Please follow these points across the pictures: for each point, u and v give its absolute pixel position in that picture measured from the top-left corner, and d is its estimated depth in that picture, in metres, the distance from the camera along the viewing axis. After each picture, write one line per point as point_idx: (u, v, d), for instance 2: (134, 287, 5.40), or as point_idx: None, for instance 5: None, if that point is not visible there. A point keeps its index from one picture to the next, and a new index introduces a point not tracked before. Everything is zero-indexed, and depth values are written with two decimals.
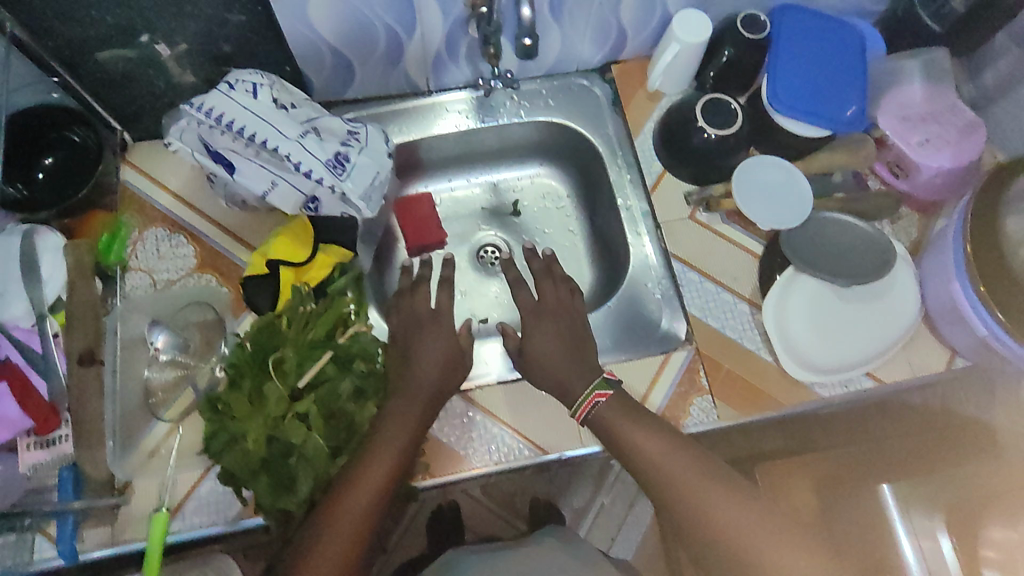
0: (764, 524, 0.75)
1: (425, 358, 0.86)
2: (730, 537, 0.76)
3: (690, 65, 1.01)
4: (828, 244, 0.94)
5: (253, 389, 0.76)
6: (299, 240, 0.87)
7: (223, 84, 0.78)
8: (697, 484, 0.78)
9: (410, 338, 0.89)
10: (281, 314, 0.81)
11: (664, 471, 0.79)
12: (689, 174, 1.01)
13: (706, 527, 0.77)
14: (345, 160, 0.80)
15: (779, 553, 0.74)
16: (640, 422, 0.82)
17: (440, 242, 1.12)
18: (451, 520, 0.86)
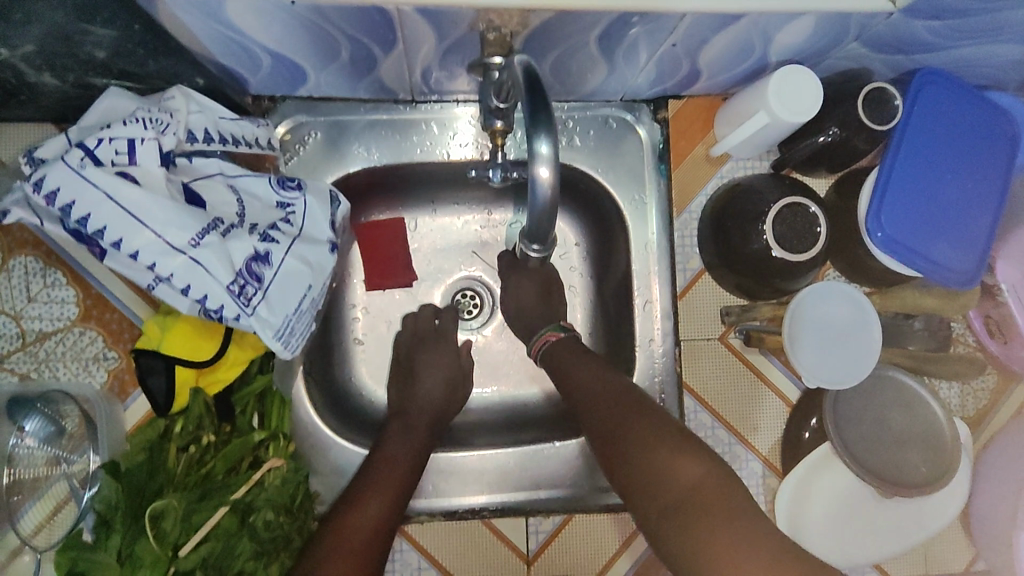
0: (669, 439, 0.63)
1: (428, 378, 0.81)
2: (635, 455, 0.63)
3: (774, 137, 0.74)
4: (881, 426, 0.75)
5: (123, 548, 0.59)
6: (204, 332, 0.66)
7: (77, 150, 0.52)
8: (604, 404, 0.68)
9: (412, 357, 0.84)
10: (173, 437, 0.64)
11: (580, 390, 0.71)
12: (733, 283, 0.78)
13: (614, 443, 0.66)
14: (261, 273, 0.58)
15: (680, 464, 0.61)
16: (581, 351, 0.75)
17: (407, 283, 0.89)
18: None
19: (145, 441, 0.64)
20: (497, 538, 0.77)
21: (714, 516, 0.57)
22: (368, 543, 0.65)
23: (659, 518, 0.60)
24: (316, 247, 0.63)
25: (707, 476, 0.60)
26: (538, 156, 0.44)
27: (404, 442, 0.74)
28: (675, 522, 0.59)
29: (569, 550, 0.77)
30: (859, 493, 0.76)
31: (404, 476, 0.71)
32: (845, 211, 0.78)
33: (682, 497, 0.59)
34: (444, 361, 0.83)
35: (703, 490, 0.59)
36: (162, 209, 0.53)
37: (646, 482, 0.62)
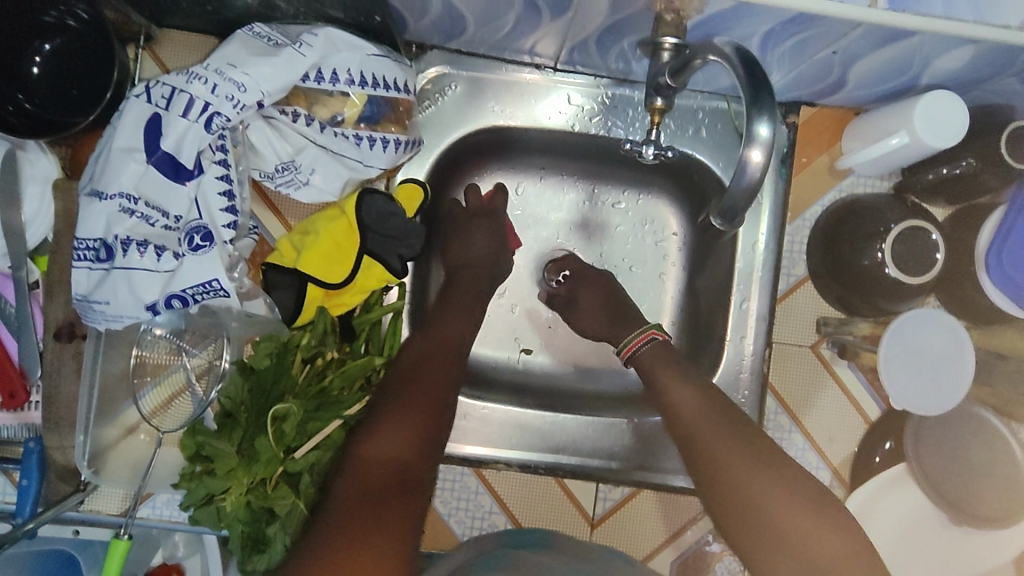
0: (781, 480, 0.61)
1: (475, 236, 0.83)
2: (747, 494, 0.60)
3: (903, 161, 0.76)
4: (960, 458, 0.77)
5: (245, 438, 0.65)
6: (334, 259, 0.70)
7: (141, 89, 0.59)
8: (714, 433, 0.64)
9: (459, 225, 0.84)
10: (298, 347, 0.68)
11: (687, 411, 0.67)
12: (834, 294, 0.80)
13: (731, 485, 0.61)
14: (119, 249, 0.58)
15: (795, 517, 0.58)
16: (678, 370, 0.72)
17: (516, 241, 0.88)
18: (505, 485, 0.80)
19: (274, 347, 0.67)
20: (567, 497, 0.80)
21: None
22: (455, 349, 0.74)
23: (761, 553, 0.58)
24: (193, 287, 0.60)
25: (818, 535, 0.58)
26: (751, 134, 0.45)
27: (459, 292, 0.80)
28: (774, 552, 0.58)
29: (632, 521, 0.80)
30: (923, 521, 0.78)
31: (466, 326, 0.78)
32: (959, 245, 0.78)
33: (797, 555, 0.57)
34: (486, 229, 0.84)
35: (813, 549, 0.57)
36: (109, 154, 0.58)
37: (755, 519, 0.59)
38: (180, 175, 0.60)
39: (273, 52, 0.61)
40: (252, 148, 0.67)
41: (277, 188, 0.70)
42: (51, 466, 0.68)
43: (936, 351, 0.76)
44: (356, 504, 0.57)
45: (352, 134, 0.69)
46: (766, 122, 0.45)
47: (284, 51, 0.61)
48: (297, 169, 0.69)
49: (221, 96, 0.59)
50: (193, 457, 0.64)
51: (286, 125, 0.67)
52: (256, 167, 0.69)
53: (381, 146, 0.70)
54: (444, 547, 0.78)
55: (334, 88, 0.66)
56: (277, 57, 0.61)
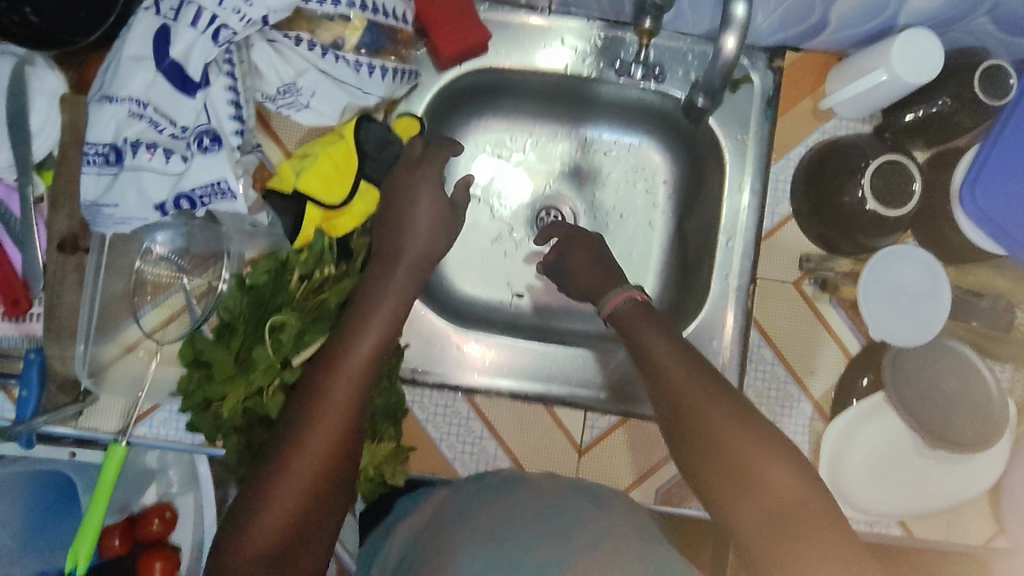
0: (774, 446, 0.56)
1: (429, 206, 0.69)
2: (738, 457, 0.56)
3: (882, 101, 0.79)
4: (936, 391, 0.79)
5: (243, 347, 0.67)
6: (331, 182, 0.72)
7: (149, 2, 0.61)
8: (700, 396, 0.60)
9: (410, 181, 0.70)
10: (296, 264, 0.70)
11: (671, 374, 0.62)
12: (816, 232, 0.83)
13: (720, 454, 0.57)
14: (128, 151, 0.60)
15: (775, 469, 0.55)
16: (661, 330, 0.68)
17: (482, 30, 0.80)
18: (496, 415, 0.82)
19: (272, 263, 0.69)
20: (556, 425, 0.81)
21: (809, 538, 0.53)
22: (382, 346, 0.62)
23: (738, 507, 0.55)
24: (201, 187, 0.61)
25: (796, 489, 0.55)
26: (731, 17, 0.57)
27: (374, 313, 0.63)
28: (764, 525, 0.54)
29: (620, 454, 0.82)
30: (901, 450, 0.80)
31: (367, 362, 0.60)
32: (936, 185, 0.81)
33: (773, 507, 0.54)
34: (434, 218, 0.70)
35: (792, 502, 0.54)
36: (119, 62, 0.60)
37: (742, 488, 0.55)
38: (188, 85, 0.61)
39: None
40: (255, 69, 0.69)
41: (279, 110, 0.73)
42: (52, 376, 0.70)
43: (913, 284, 0.79)
44: (275, 513, 0.54)
45: (352, 60, 0.71)
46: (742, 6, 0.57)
47: None
48: (298, 92, 0.71)
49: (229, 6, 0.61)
50: (189, 364, 0.66)
51: (289, 49, 0.69)
52: (259, 90, 0.71)
53: (379, 74, 0.73)
54: (435, 470, 0.79)
55: (336, 10, 0.69)
56: None
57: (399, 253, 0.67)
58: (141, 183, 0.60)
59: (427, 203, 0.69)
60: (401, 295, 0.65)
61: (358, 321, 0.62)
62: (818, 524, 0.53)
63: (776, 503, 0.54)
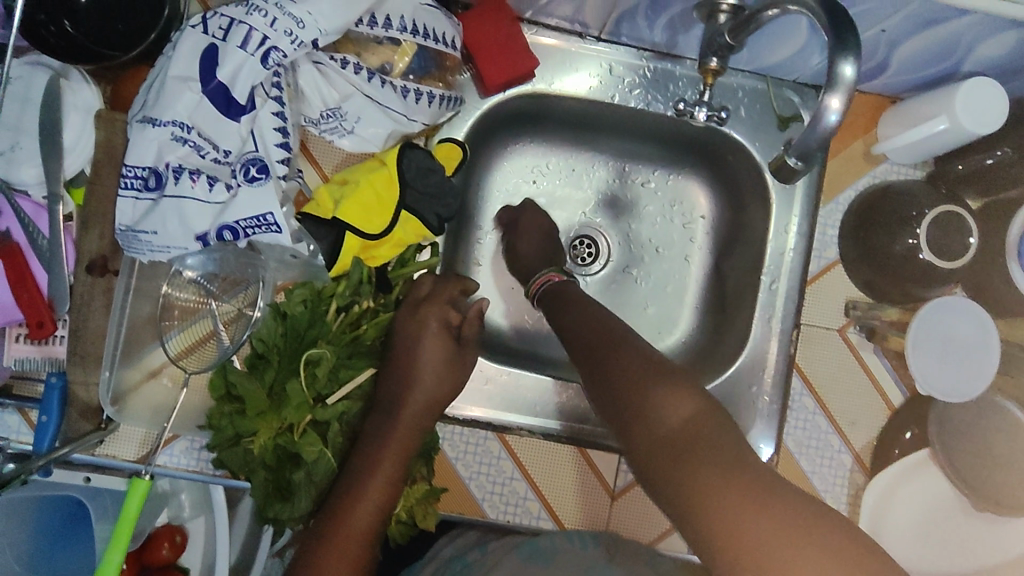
0: (661, 375, 0.56)
1: (434, 347, 0.68)
2: (630, 391, 0.56)
3: (939, 149, 0.77)
4: (984, 447, 0.76)
5: (275, 382, 0.64)
6: (369, 212, 0.69)
7: (197, 20, 0.59)
8: (601, 346, 0.62)
9: (416, 321, 0.69)
10: (334, 296, 0.68)
11: (582, 330, 0.66)
12: (863, 279, 0.81)
13: (617, 397, 0.57)
14: (169, 177, 0.57)
15: (667, 396, 0.54)
16: (581, 298, 0.72)
17: (530, 61, 0.78)
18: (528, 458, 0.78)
19: (308, 294, 0.67)
20: (588, 468, 0.79)
21: (718, 454, 0.49)
22: (370, 528, 0.60)
23: (636, 439, 0.54)
24: (246, 219, 0.59)
25: (701, 415, 0.52)
26: (838, 77, 0.51)
27: (376, 470, 0.62)
28: (651, 447, 0.53)
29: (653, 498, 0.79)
30: (944, 509, 0.78)
31: (370, 521, 0.60)
32: (991, 235, 0.78)
33: (661, 433, 0.53)
34: (441, 357, 0.69)
35: (696, 424, 0.52)
36: (164, 82, 0.57)
37: (633, 416, 0.55)
38: (235, 112, 0.59)
39: None
40: (301, 93, 0.68)
41: (322, 134, 0.71)
42: (74, 401, 0.66)
43: (963, 338, 0.76)
44: None
45: (400, 85, 0.69)
46: (851, 65, 0.50)
47: None
48: (343, 117, 0.69)
49: (283, 30, 0.58)
50: (222, 397, 0.64)
51: (334, 71, 0.67)
52: (302, 113, 0.69)
53: (426, 101, 0.71)
54: (464, 511, 0.76)
55: (387, 34, 0.67)
56: None
57: (402, 400, 0.66)
58: (182, 211, 0.58)
59: (430, 363, 0.68)
60: (401, 449, 0.63)
61: (355, 484, 0.61)
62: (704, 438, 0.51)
63: (657, 417, 0.53)
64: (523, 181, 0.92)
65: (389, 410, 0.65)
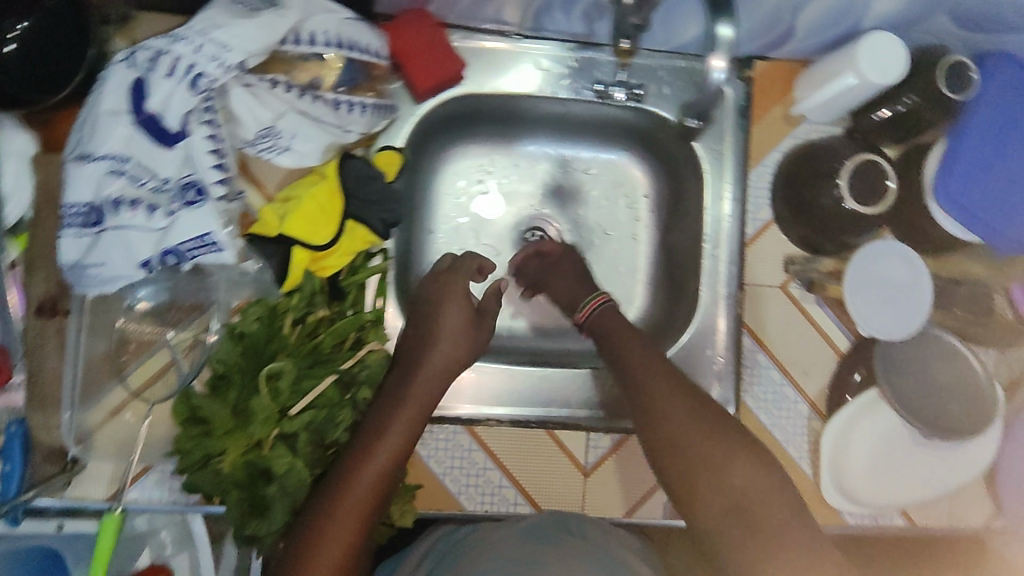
0: (714, 433, 0.63)
1: (455, 309, 0.76)
2: (706, 459, 0.61)
3: (851, 103, 0.81)
4: (925, 378, 0.81)
5: (239, 400, 0.64)
6: (316, 221, 0.70)
7: (122, 55, 0.60)
8: (671, 403, 0.66)
9: (438, 289, 0.78)
10: (287, 308, 0.68)
11: (635, 377, 0.71)
12: (798, 236, 0.85)
13: (670, 444, 0.64)
14: (111, 210, 0.59)
15: (742, 474, 0.60)
16: (638, 337, 0.76)
17: (457, 62, 0.81)
18: (497, 447, 0.80)
19: (262, 310, 0.67)
20: (558, 448, 0.81)
21: (774, 529, 0.56)
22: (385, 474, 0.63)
23: (700, 497, 0.60)
24: (189, 241, 0.60)
25: (762, 493, 0.59)
26: (718, 39, 0.61)
27: (395, 416, 0.66)
28: (717, 498, 0.59)
29: (624, 469, 0.82)
30: (897, 442, 0.82)
31: (379, 476, 0.62)
32: (910, 178, 0.83)
33: (733, 501, 0.59)
34: (457, 323, 0.76)
35: (747, 498, 0.58)
36: (95, 119, 0.59)
37: (698, 471, 0.61)
38: (169, 139, 0.60)
39: (253, 16, 0.63)
40: (232, 114, 0.67)
41: (259, 154, 0.70)
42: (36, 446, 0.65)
43: (897, 280, 0.80)
44: None
45: (331, 98, 0.72)
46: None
47: (263, 14, 0.64)
48: (279, 134, 0.70)
49: (208, 59, 0.61)
50: (184, 422, 0.63)
51: (266, 91, 0.68)
52: (238, 137, 0.69)
53: (358, 110, 0.74)
54: (443, 507, 0.78)
55: (311, 49, 0.69)
56: (258, 20, 0.63)
57: (423, 362, 0.72)
58: (127, 240, 0.59)
59: (449, 326, 0.75)
60: (419, 401, 0.68)
61: (375, 430, 0.65)
62: (771, 515, 0.57)
63: (726, 486, 0.59)
64: (469, 181, 0.95)
65: (409, 369, 0.72)
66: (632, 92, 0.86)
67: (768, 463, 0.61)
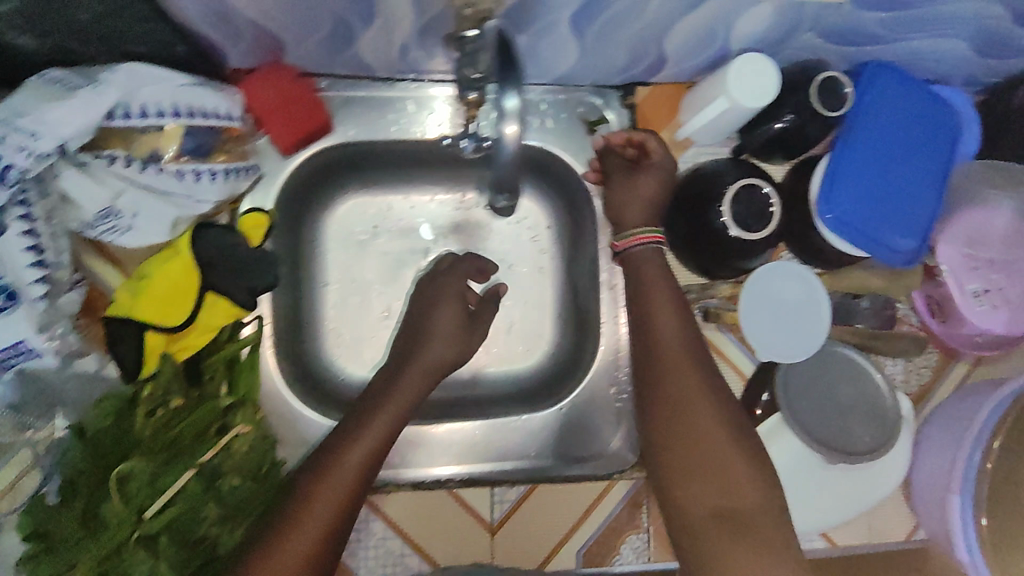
0: (730, 426, 0.65)
1: (448, 312, 0.79)
2: (704, 438, 0.65)
3: (734, 126, 0.79)
4: (828, 398, 0.79)
5: (88, 507, 0.60)
6: (172, 302, 0.67)
7: None
8: (678, 371, 0.69)
9: (436, 288, 0.81)
10: (137, 400, 0.64)
11: (661, 344, 0.71)
12: (696, 264, 0.82)
13: (676, 413, 0.67)
14: None
15: (733, 468, 0.63)
16: (669, 282, 0.75)
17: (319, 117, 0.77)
18: (396, 512, 0.78)
19: (111, 406, 0.63)
20: (461, 507, 0.80)
21: (747, 522, 0.61)
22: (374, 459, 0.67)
23: (685, 482, 0.64)
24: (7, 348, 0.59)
25: (758, 500, 0.62)
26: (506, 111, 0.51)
27: (386, 403, 0.71)
28: (703, 486, 0.63)
29: (532, 520, 0.80)
30: (808, 468, 0.79)
31: (361, 467, 0.66)
32: (800, 197, 0.81)
33: (722, 491, 0.62)
34: (455, 323, 0.79)
35: (735, 502, 0.62)
36: None
37: (690, 453, 0.65)
38: None
39: (67, 96, 0.59)
40: (65, 199, 0.63)
41: (99, 237, 0.66)
42: None
43: (788, 298, 0.79)
44: None
45: (175, 170, 0.67)
46: (514, 97, 0.50)
47: (78, 93, 0.59)
48: (120, 215, 0.65)
49: (17, 150, 0.57)
50: (28, 537, 0.58)
51: (102, 168, 0.63)
52: (73, 220, 0.64)
53: (208, 178, 0.70)
54: None
55: (145, 122, 0.64)
56: (72, 99, 0.59)
57: (416, 359, 0.76)
58: None
59: (445, 326, 0.78)
60: (406, 397, 0.72)
61: (365, 423, 0.69)
62: (751, 512, 0.61)
63: (717, 473, 0.63)
64: (361, 230, 0.88)
65: (404, 362, 0.76)
66: None
67: (768, 475, 0.63)
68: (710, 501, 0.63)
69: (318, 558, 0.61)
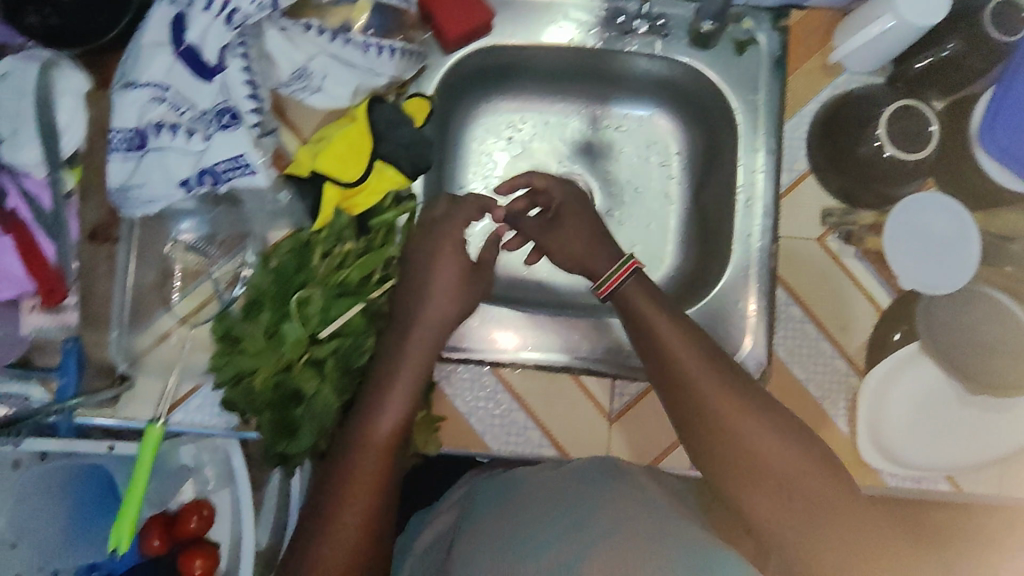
0: (779, 434, 0.59)
1: (446, 267, 0.70)
2: (757, 456, 0.58)
3: (892, 50, 0.79)
4: (974, 333, 0.77)
5: (271, 323, 0.67)
6: (346, 160, 0.72)
7: None
8: (708, 383, 0.61)
9: (432, 244, 0.70)
10: (315, 239, 0.71)
11: (679, 359, 0.63)
12: (838, 186, 0.83)
13: (721, 436, 0.59)
14: (152, 133, 0.62)
15: (795, 478, 0.57)
16: (663, 304, 0.68)
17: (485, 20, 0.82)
18: (523, 389, 0.81)
19: (295, 244, 0.71)
20: (584, 393, 0.81)
21: (828, 535, 0.55)
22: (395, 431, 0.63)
23: (750, 503, 0.58)
24: (223, 162, 0.63)
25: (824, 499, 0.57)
26: None
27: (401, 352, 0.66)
28: (767, 504, 0.57)
29: (650, 419, 0.81)
30: (941, 398, 0.79)
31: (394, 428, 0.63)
32: (957, 128, 0.80)
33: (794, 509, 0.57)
34: (454, 279, 0.70)
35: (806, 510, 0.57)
36: (139, 49, 0.63)
37: (744, 475, 0.58)
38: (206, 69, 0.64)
39: None
40: (267, 56, 0.71)
41: (294, 94, 0.74)
42: (91, 362, 0.71)
43: (939, 230, 0.76)
44: None
45: (360, 41, 0.73)
46: None
47: None
48: (311, 75, 0.73)
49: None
50: (221, 341, 0.67)
51: (299, 34, 0.72)
52: (273, 78, 0.73)
53: (388, 53, 0.76)
54: (467, 445, 0.79)
55: None
56: None
57: (412, 321, 0.68)
58: (165, 159, 0.63)
59: (444, 282, 0.69)
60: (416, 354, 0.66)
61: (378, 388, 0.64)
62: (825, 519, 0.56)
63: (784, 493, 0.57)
64: (498, 137, 0.95)
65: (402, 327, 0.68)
66: (656, 26, 0.86)
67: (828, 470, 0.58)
68: (785, 518, 0.56)
69: (368, 530, 0.60)
